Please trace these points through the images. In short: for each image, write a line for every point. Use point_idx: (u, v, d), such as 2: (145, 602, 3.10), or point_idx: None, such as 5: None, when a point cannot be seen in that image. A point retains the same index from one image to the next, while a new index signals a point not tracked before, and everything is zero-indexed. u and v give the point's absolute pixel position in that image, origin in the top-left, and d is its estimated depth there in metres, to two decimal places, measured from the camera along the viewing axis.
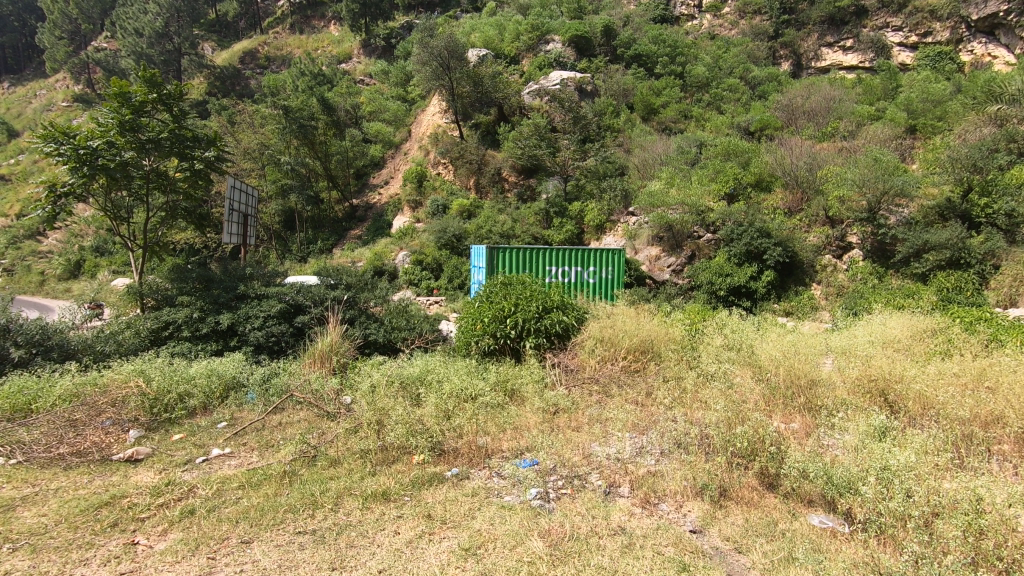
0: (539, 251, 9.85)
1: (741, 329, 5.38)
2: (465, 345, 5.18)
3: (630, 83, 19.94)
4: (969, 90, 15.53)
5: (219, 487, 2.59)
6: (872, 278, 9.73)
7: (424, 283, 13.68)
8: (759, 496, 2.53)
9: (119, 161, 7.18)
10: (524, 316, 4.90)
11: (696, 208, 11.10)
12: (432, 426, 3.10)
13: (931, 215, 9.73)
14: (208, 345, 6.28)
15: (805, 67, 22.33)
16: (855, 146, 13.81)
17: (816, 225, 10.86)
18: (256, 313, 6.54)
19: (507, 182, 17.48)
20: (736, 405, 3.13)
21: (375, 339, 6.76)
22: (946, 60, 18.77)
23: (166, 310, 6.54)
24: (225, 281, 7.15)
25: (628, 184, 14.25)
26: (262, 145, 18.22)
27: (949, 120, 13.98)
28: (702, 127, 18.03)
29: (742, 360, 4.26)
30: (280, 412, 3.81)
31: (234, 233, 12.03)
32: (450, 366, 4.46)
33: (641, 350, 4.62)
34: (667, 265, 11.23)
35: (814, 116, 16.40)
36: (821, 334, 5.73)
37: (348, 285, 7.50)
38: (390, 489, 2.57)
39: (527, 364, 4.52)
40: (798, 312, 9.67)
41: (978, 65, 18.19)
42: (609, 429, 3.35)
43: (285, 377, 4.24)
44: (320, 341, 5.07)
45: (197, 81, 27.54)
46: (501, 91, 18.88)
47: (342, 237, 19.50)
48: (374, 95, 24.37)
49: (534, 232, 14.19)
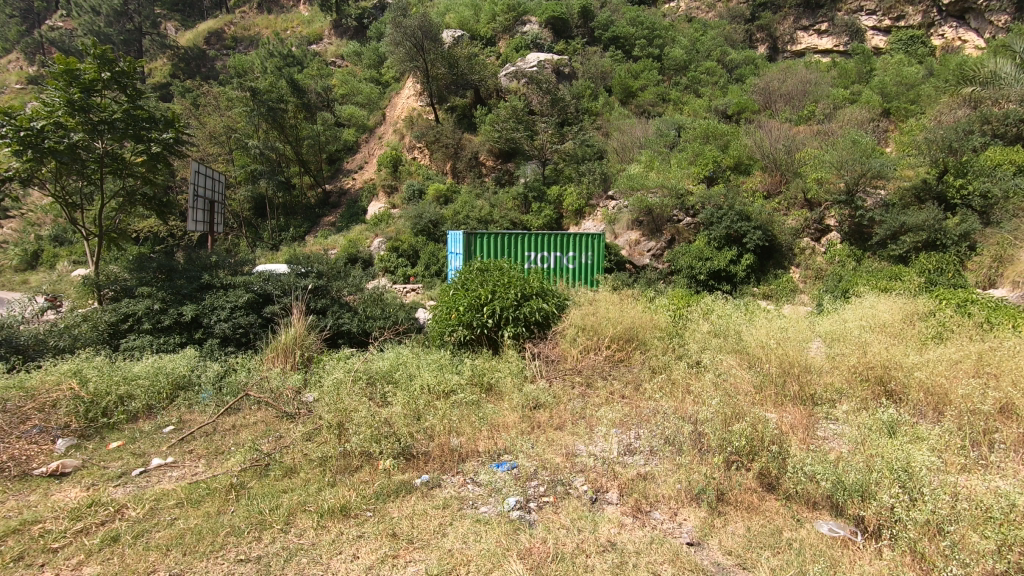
0: (516, 236, 9.58)
1: (727, 315, 5.19)
2: (440, 335, 4.87)
3: (608, 65, 19.64)
4: (941, 73, 15.56)
5: (153, 506, 2.27)
6: (850, 261, 9.68)
7: (400, 271, 13.29)
8: (759, 500, 2.31)
9: (67, 143, 6.66)
10: (502, 304, 4.61)
11: (675, 191, 10.92)
12: (400, 428, 2.80)
13: (907, 197, 9.66)
14: (170, 338, 5.87)
15: (780, 51, 22.17)
16: (832, 128, 13.72)
17: (794, 208, 10.74)
18: (221, 304, 6.13)
19: (485, 167, 17.05)
20: (733, 398, 2.91)
21: (348, 330, 6.44)
22: (919, 44, 18.90)
23: (124, 302, 6.08)
24: (188, 272, 6.69)
25: (607, 167, 14.00)
26: (228, 128, 17.44)
27: (922, 103, 14.07)
28: (680, 111, 17.77)
29: (730, 348, 4.08)
30: (235, 413, 3.48)
31: (200, 220, 11.45)
32: (423, 359, 4.16)
33: (625, 338, 4.37)
34: (647, 250, 10.94)
35: (791, 99, 16.27)
36: (806, 318, 5.58)
37: (319, 273, 7.10)
38: (350, 503, 2.27)
39: (506, 356, 4.24)
40: (777, 295, 9.58)
41: (949, 49, 18.39)
42: (595, 426, 3.10)
43: (242, 375, 3.90)
44: (283, 333, 4.71)
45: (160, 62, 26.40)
46: (477, 73, 18.40)
47: (314, 224, 18.92)
48: (347, 77, 23.65)
49: (512, 217, 13.88)
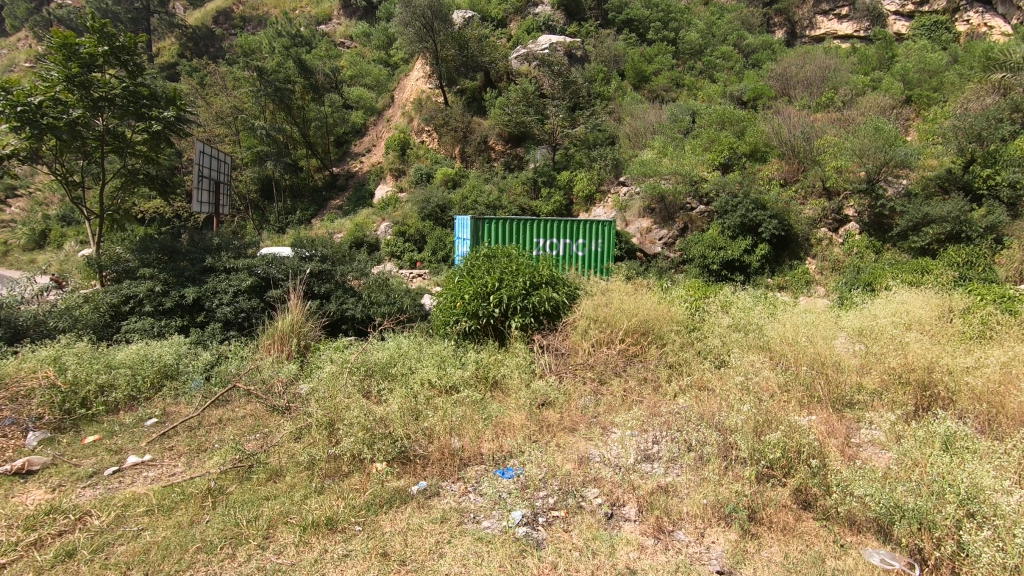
0: (526, 222, 9.33)
1: (749, 309, 4.91)
2: (444, 324, 4.63)
3: (621, 49, 19.16)
4: (966, 60, 15.05)
5: (118, 513, 2.05)
6: (869, 253, 9.31)
7: (406, 255, 13.04)
8: (795, 520, 2.06)
9: (67, 120, 6.34)
10: (509, 292, 4.35)
11: (689, 177, 10.57)
12: (396, 428, 2.56)
13: (931, 187, 9.27)
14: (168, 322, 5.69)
15: (799, 36, 21.49)
16: (853, 115, 13.24)
17: (812, 197, 10.31)
18: (223, 287, 5.90)
19: (494, 151, 16.68)
20: (764, 402, 2.64)
21: (352, 315, 6.22)
22: (942, 30, 18.35)
23: (125, 283, 5.87)
24: (192, 253, 6.39)
25: (619, 153, 13.61)
26: (235, 108, 17.12)
27: (945, 91, 13.62)
28: (694, 96, 17.26)
29: (755, 347, 3.82)
30: (223, 405, 3.27)
31: (205, 202, 11.21)
32: (425, 350, 3.93)
33: (639, 331, 4.09)
34: (658, 238, 10.64)
35: (810, 85, 15.73)
36: (830, 312, 5.28)
37: (323, 257, 6.87)
38: (337, 515, 2.03)
39: (513, 349, 4.00)
40: (792, 287, 9.23)
41: (974, 35, 17.67)
42: (610, 431, 2.85)
43: (234, 364, 3.67)
44: (280, 319, 4.49)
45: (168, 42, 26.11)
46: (487, 55, 18.01)
47: (321, 207, 18.72)
48: (356, 58, 23.27)
49: (521, 203, 13.58)
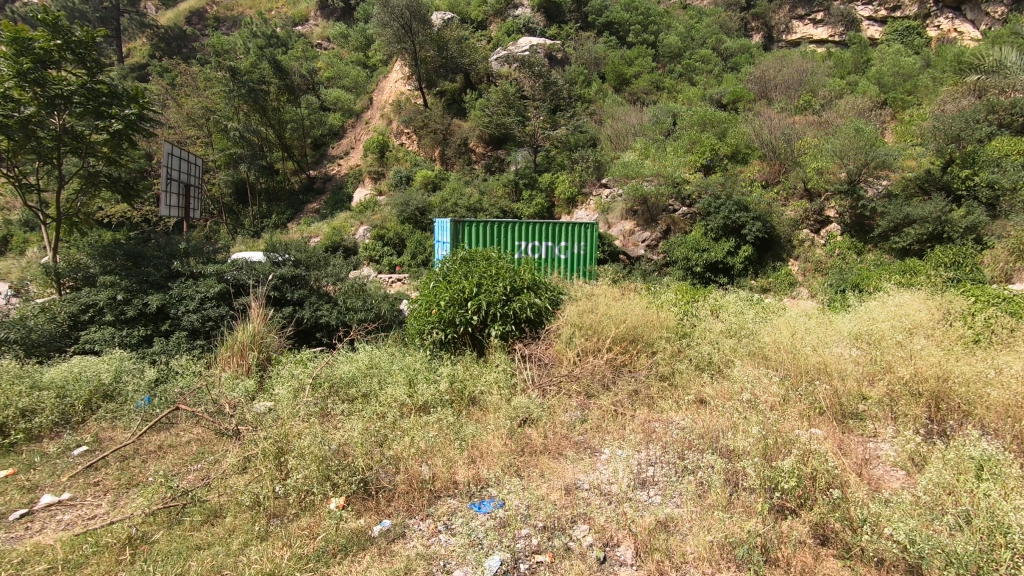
0: (507, 224, 9.06)
1: (741, 314, 4.68)
2: (418, 333, 4.32)
3: (602, 51, 19.04)
4: (938, 65, 15.24)
5: (12, 571, 1.69)
6: (851, 254, 9.19)
7: (385, 259, 12.67)
8: (816, 560, 1.78)
9: (17, 118, 5.80)
10: (489, 298, 4.05)
11: (672, 178, 10.33)
12: (358, 458, 2.24)
13: (911, 188, 9.19)
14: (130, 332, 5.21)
15: (776, 40, 21.60)
16: (833, 117, 13.24)
17: (793, 199, 10.24)
18: (190, 294, 5.48)
19: (474, 153, 16.42)
20: (770, 418, 2.40)
21: (327, 323, 5.87)
22: (914, 35, 18.62)
23: (83, 290, 5.39)
24: (157, 258, 5.87)
25: (600, 155, 13.43)
26: (206, 109, 16.46)
27: (919, 94, 13.70)
28: (674, 99, 17.15)
29: (753, 357, 3.59)
30: (166, 429, 2.91)
31: (174, 205, 10.65)
32: (399, 364, 3.61)
33: (628, 339, 3.83)
34: (642, 240, 10.51)
35: (788, 88, 15.73)
36: (823, 314, 5.08)
37: (297, 261, 6.48)
38: (278, 568, 1.69)
39: (492, 360, 3.71)
40: (776, 289, 9.08)
41: (946, 40, 18.14)
42: (599, 457, 2.56)
43: (182, 383, 3.31)
44: (239, 330, 4.12)
45: (139, 42, 25.35)
46: (467, 57, 17.75)
47: (298, 211, 18.24)
48: (333, 60, 22.82)
49: (503, 205, 13.30)
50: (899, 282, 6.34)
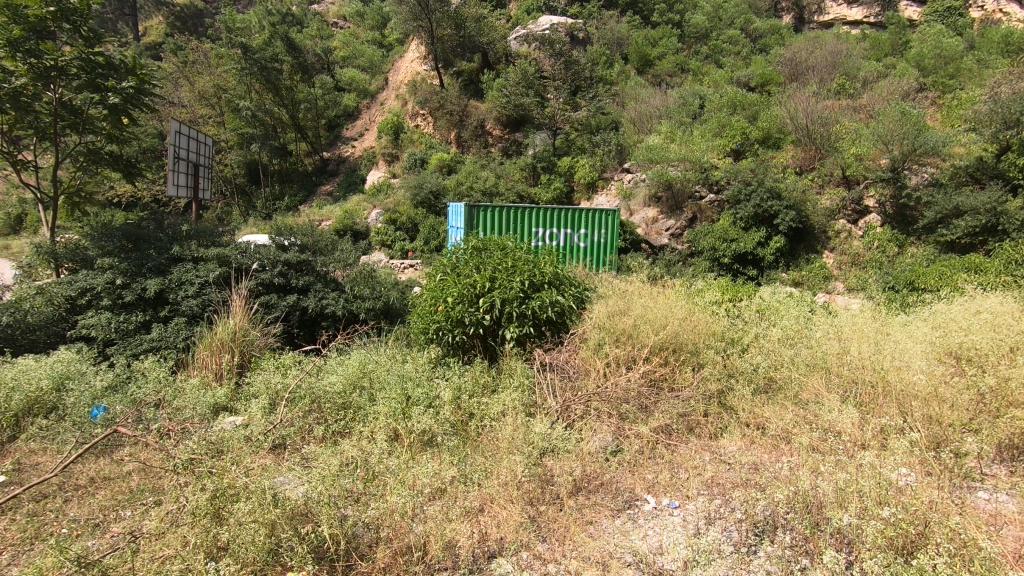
0: (524, 209, 8.44)
1: (797, 319, 4.07)
2: (423, 333, 3.75)
3: (625, 31, 18.15)
4: (982, 47, 14.15)
5: None
6: (890, 247, 8.33)
7: (397, 245, 12.11)
8: None
9: (6, 90, 5.10)
10: (504, 295, 3.46)
11: (699, 164, 9.68)
12: (324, 518, 1.67)
13: (962, 177, 8.23)
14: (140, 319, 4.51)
15: (807, 21, 20.66)
16: (872, 99, 12.31)
17: (829, 186, 9.43)
18: (190, 278, 4.84)
19: (491, 136, 15.75)
20: (887, 486, 1.82)
21: (332, 313, 5.31)
22: (956, 16, 17.35)
23: (82, 272, 4.67)
24: (157, 240, 5.23)
25: (623, 139, 12.71)
26: (218, 88, 15.83)
27: (962, 77, 12.70)
28: (700, 81, 16.23)
29: (821, 378, 3.00)
30: (108, 453, 2.41)
31: (182, 185, 9.95)
32: (397, 374, 3.06)
33: (669, 348, 3.22)
34: (664, 229, 9.73)
35: (819, 70, 14.76)
36: (880, 317, 4.44)
37: (303, 245, 5.92)
38: None
39: (507, 373, 3.15)
40: (808, 284, 8.31)
41: (989, 21, 16.70)
42: (643, 525, 2.01)
43: (138, 394, 2.80)
44: (221, 326, 3.63)
45: (157, 20, 24.97)
46: (486, 35, 17.00)
47: (311, 193, 17.77)
48: (349, 39, 22.30)
49: (519, 190, 12.66)
50: (959, 288, 5.54)
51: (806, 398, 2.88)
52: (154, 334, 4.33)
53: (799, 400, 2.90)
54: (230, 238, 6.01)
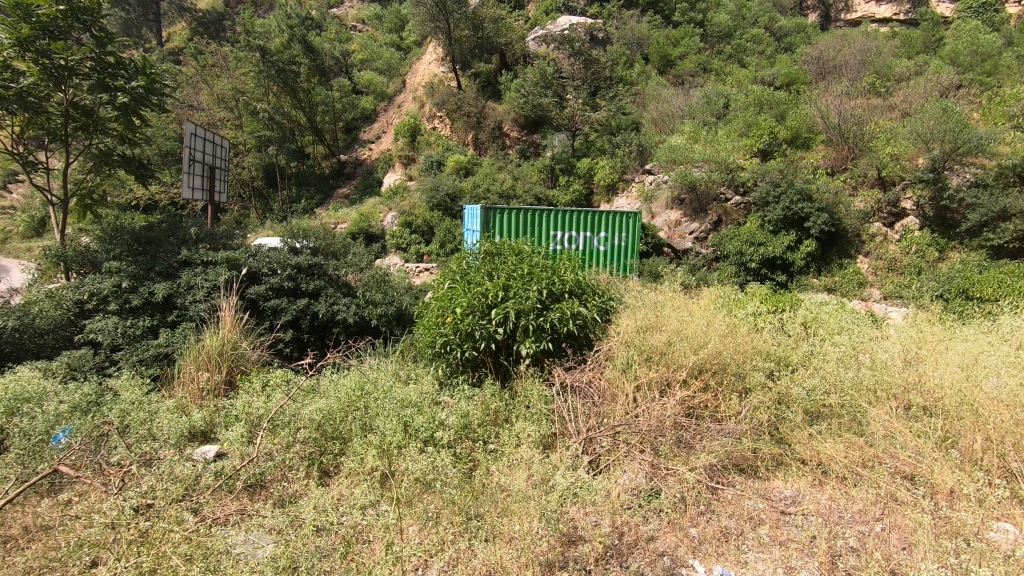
0: (542, 211, 8.06)
1: (848, 332, 3.64)
2: (429, 348, 3.37)
3: (645, 31, 17.68)
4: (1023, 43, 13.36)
5: None
6: (930, 251, 7.74)
7: (413, 248, 11.77)
8: None
9: (15, 89, 4.71)
10: (519, 306, 3.07)
11: (725, 164, 9.18)
12: None
13: (1009, 178, 7.59)
14: (148, 325, 4.17)
15: (833, 20, 19.92)
16: (909, 96, 11.62)
17: (863, 188, 8.75)
18: (199, 282, 4.47)
19: (509, 138, 15.39)
20: None
21: (344, 320, 4.96)
22: (990, 11, 16.51)
23: (90, 276, 4.34)
24: (165, 244, 4.85)
25: (645, 139, 12.23)
26: (237, 91, 15.64)
27: (1003, 74, 11.96)
28: (722, 81, 15.65)
29: (891, 408, 2.58)
30: (55, 495, 2.07)
31: (197, 188, 9.66)
32: (399, 397, 2.68)
33: (711, 369, 2.81)
34: (688, 232, 9.22)
35: (848, 69, 14.10)
36: (938, 330, 3.97)
37: (314, 247, 5.58)
38: None
39: (524, 397, 2.77)
40: (842, 290, 7.74)
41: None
42: None
43: (103, 420, 2.44)
44: (209, 339, 3.30)
45: (179, 26, 25.10)
46: (504, 36, 16.65)
47: (328, 196, 17.58)
48: (367, 43, 22.16)
49: (537, 192, 12.25)
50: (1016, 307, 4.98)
51: (874, 431, 2.46)
52: (161, 339, 3.97)
53: (866, 435, 2.49)
54: (240, 240, 5.61)
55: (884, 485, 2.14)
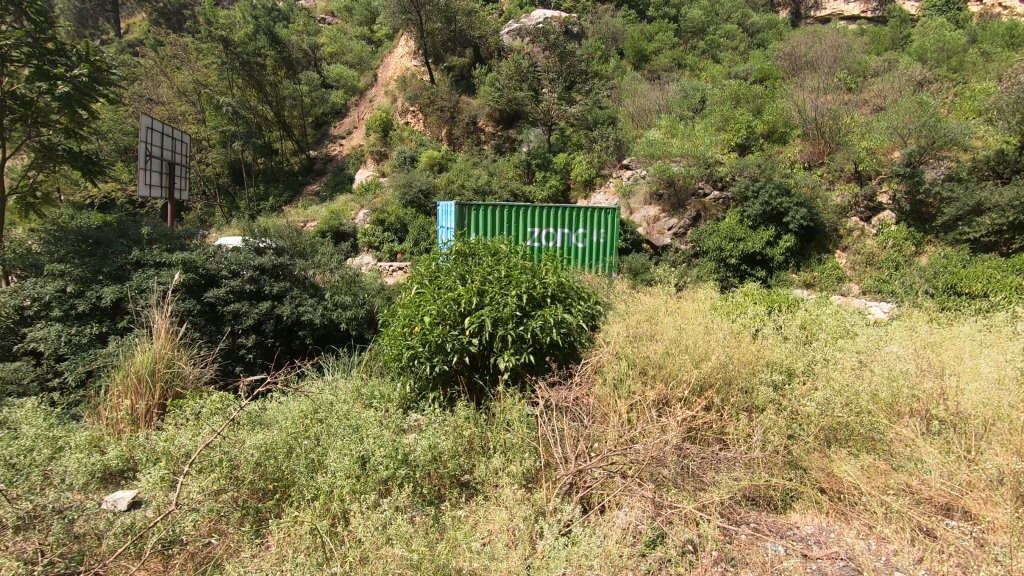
0: (518, 208, 7.71)
1: (852, 336, 3.37)
2: (395, 361, 2.95)
3: (620, 26, 17.43)
4: (988, 40, 13.43)
5: None
6: (907, 246, 7.54)
7: (386, 246, 11.30)
8: None
9: None
10: (495, 314, 2.70)
11: (703, 159, 8.89)
12: None
13: (982, 171, 7.52)
14: (92, 334, 3.64)
15: (803, 16, 19.92)
16: (883, 90, 11.53)
17: (839, 182, 8.60)
18: (152, 285, 3.91)
19: (484, 133, 14.97)
20: None
21: (310, 322, 4.50)
22: (954, 10, 16.64)
23: (29, 282, 3.80)
24: (113, 244, 4.33)
25: (623, 134, 11.96)
26: (198, 83, 14.84)
27: (968, 69, 11.99)
28: (697, 76, 15.44)
29: (915, 424, 2.30)
30: None
31: (155, 184, 8.98)
32: (358, 426, 2.29)
33: (714, 384, 2.50)
34: (668, 228, 8.91)
35: (821, 64, 14.00)
36: (939, 329, 3.72)
37: (279, 248, 5.12)
38: None
39: (500, 420, 2.41)
40: (821, 285, 7.58)
41: (987, 16, 15.97)
42: None
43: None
44: (136, 357, 2.86)
45: (139, 16, 23.89)
46: (477, 29, 16.13)
47: (297, 193, 16.92)
48: (337, 35, 21.42)
49: (513, 188, 11.88)
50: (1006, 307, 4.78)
51: (897, 451, 2.17)
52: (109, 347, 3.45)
53: (890, 455, 2.20)
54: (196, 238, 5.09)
55: (918, 518, 1.84)
